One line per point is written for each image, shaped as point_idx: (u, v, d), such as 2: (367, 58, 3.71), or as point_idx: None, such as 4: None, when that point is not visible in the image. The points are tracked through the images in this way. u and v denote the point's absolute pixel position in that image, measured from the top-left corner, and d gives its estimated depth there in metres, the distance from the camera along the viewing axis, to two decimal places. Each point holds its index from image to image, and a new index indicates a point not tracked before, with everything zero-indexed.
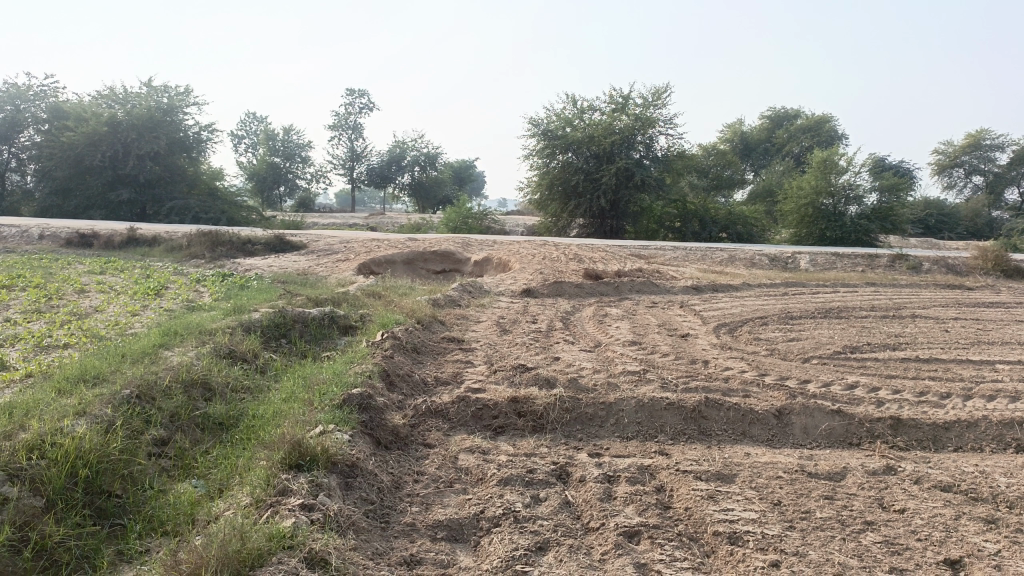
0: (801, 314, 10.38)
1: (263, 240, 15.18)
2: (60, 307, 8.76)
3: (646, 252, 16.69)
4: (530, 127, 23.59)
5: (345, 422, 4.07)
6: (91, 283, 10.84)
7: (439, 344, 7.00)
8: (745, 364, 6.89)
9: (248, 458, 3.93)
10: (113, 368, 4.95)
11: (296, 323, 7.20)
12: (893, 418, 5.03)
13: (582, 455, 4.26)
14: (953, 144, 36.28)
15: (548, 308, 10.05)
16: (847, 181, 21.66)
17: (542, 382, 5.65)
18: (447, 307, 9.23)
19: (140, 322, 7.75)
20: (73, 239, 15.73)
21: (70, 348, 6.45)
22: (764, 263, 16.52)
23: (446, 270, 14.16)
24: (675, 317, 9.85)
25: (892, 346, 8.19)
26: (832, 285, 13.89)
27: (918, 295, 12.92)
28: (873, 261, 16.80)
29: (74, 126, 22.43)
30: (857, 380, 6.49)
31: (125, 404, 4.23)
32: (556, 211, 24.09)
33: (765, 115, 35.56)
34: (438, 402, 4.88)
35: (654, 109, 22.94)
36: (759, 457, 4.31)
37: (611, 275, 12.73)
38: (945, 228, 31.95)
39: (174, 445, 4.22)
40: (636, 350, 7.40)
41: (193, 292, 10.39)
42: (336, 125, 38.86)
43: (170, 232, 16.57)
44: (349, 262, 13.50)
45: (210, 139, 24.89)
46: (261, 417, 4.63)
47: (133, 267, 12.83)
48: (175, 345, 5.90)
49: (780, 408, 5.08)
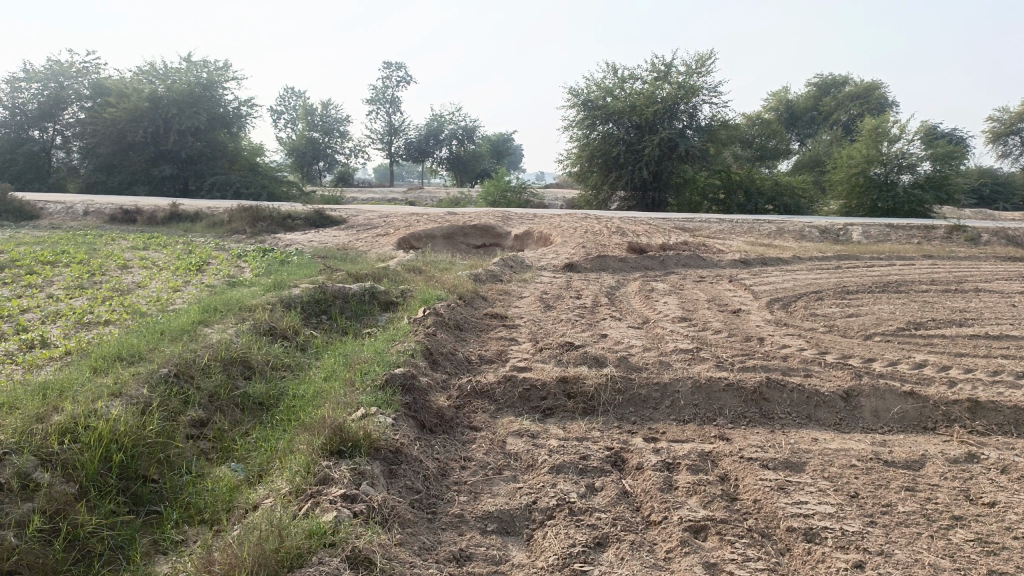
0: (858, 289, 9.94)
1: (303, 215, 15.09)
2: (102, 283, 8.74)
3: (691, 225, 16.28)
4: (571, 97, 23.13)
5: (387, 404, 3.87)
6: (134, 259, 10.83)
7: (482, 321, 6.79)
8: (803, 342, 6.57)
9: (289, 441, 3.77)
10: (151, 346, 4.82)
11: (336, 300, 7.07)
12: (970, 400, 4.68)
13: (638, 440, 4.02)
14: (1010, 111, 34.79)
15: (592, 283, 9.78)
16: (900, 149, 20.85)
17: (591, 361, 5.40)
18: (489, 282, 9.01)
19: (182, 297, 7.68)
20: (117, 215, 15.85)
21: (111, 325, 6.37)
22: (814, 235, 16.00)
23: (487, 244, 13.93)
24: (725, 292, 9.50)
25: (958, 322, 7.77)
26: (887, 258, 13.35)
27: (978, 268, 12.34)
28: (929, 233, 16.15)
29: (116, 102, 22.59)
30: (925, 358, 6.13)
31: (162, 383, 4.10)
32: (597, 183, 23.68)
33: (812, 83, 34.40)
34: (485, 382, 4.66)
35: (698, 77, 22.29)
36: (829, 444, 4.04)
37: (656, 249, 12.38)
38: (1000, 198, 30.78)
39: (214, 426, 4.07)
40: (687, 327, 7.10)
41: (233, 267, 10.32)
42: (374, 99, 38.69)
43: (212, 207, 16.59)
44: (389, 237, 13.35)
45: (250, 114, 24.89)
46: (302, 397, 4.46)
47: (175, 242, 12.84)
48: (214, 321, 5.77)
49: (848, 389, 4.77)
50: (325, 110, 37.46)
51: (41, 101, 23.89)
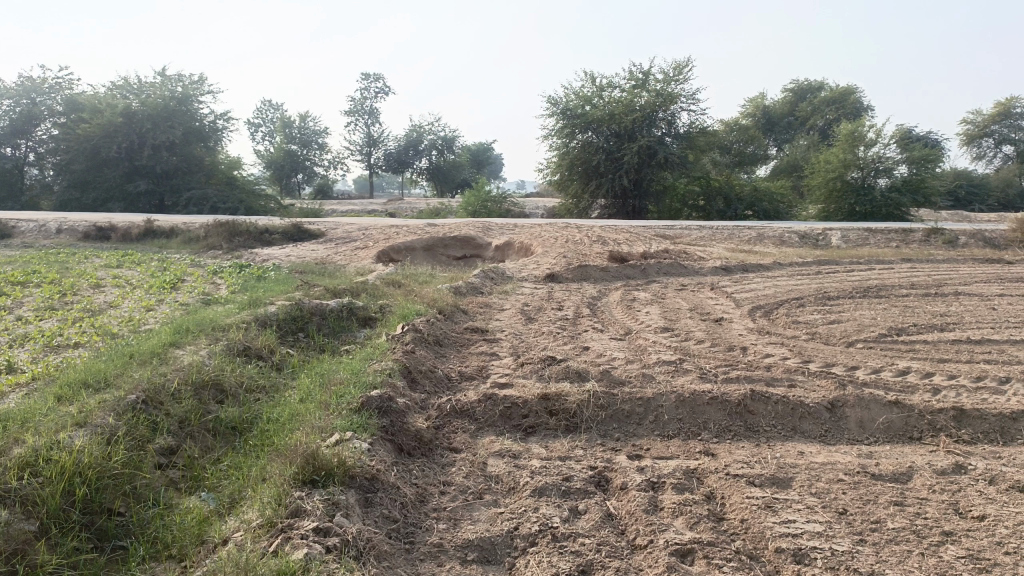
0: (839, 294, 9.94)
1: (281, 228, 14.93)
2: (74, 303, 8.55)
3: (672, 232, 16.29)
4: (549, 106, 23.13)
5: (363, 428, 3.76)
6: (107, 277, 10.63)
7: (462, 336, 6.69)
8: (787, 351, 6.52)
9: (262, 468, 3.65)
10: (119, 371, 4.68)
11: (313, 317, 6.95)
12: (955, 408, 4.64)
13: (622, 457, 3.93)
14: (983, 114, 35.24)
15: (573, 293, 9.71)
16: (876, 153, 21.01)
17: (573, 375, 5.31)
18: (470, 295, 8.92)
19: (155, 317, 7.51)
20: (91, 233, 15.60)
21: (81, 348, 6.20)
22: (794, 240, 16.05)
23: (467, 256, 13.83)
24: (706, 300, 9.46)
25: (939, 326, 7.76)
26: (867, 262, 13.40)
27: (957, 271, 12.40)
28: (907, 236, 16.24)
29: (90, 118, 22.31)
30: (908, 365, 6.10)
31: (130, 411, 3.96)
32: (578, 191, 23.68)
33: (788, 89, 34.68)
34: (464, 401, 4.56)
35: (676, 85, 22.38)
36: (815, 458, 3.98)
37: (637, 257, 12.34)
38: (975, 200, 31.13)
39: (184, 454, 3.94)
40: (670, 337, 7.04)
41: (209, 284, 10.15)
42: (353, 110, 38.56)
43: (188, 222, 16.38)
44: (368, 250, 13.23)
45: (227, 127, 24.68)
46: (277, 421, 4.34)
47: (151, 259, 12.64)
48: (187, 342, 5.62)
49: (833, 400, 4.72)
50: (303, 123, 37.25)
51: (13, 117, 23.53)
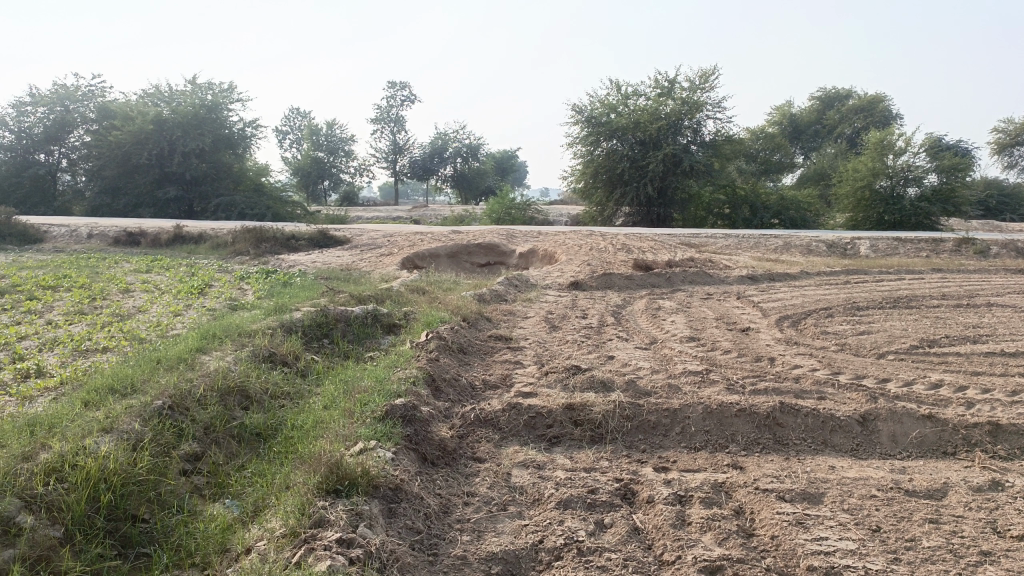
0: (868, 304, 9.79)
1: (307, 235, 15.02)
2: (103, 307, 8.66)
3: (697, 240, 16.16)
4: (574, 114, 23.11)
5: (387, 437, 3.73)
6: (136, 282, 10.75)
7: (486, 343, 6.66)
8: (816, 362, 6.41)
9: (286, 476, 3.64)
10: (146, 376, 4.70)
11: (338, 323, 6.96)
12: (991, 423, 4.51)
13: (648, 470, 3.88)
14: (1015, 122, 34.66)
15: (598, 302, 9.64)
16: (905, 162, 20.73)
17: (598, 385, 5.26)
18: (494, 302, 8.89)
19: (182, 322, 7.57)
20: (121, 238, 15.81)
21: (109, 353, 6.26)
22: (821, 249, 15.86)
23: (491, 263, 13.82)
24: (733, 310, 9.35)
25: (973, 338, 7.60)
26: (896, 272, 13.19)
27: (989, 282, 12.16)
28: (938, 245, 15.98)
29: (121, 125, 22.64)
30: (941, 378, 5.97)
31: (156, 416, 3.98)
32: (602, 199, 23.61)
33: (815, 96, 34.37)
34: (489, 410, 4.52)
35: (702, 92, 22.26)
36: (846, 473, 3.90)
37: (662, 265, 12.26)
38: (1007, 209, 30.61)
39: (208, 460, 3.94)
40: (696, 347, 6.95)
41: (236, 289, 10.23)
42: (378, 118, 38.81)
43: (216, 228, 16.54)
44: (393, 256, 13.26)
45: (255, 135, 24.95)
46: (301, 428, 4.33)
47: (178, 265, 12.78)
48: (213, 348, 5.64)
49: (864, 413, 4.62)
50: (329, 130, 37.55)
51: (46, 124, 23.94)
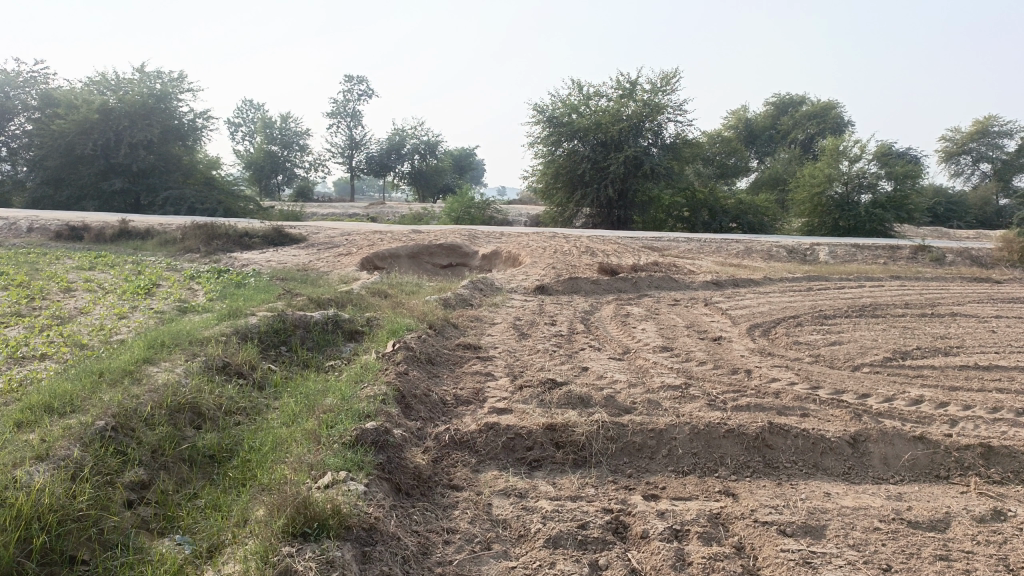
0: (835, 313, 9.70)
1: (261, 232, 14.50)
2: (42, 309, 8.12)
3: (659, 244, 16.06)
4: (535, 113, 22.87)
5: (358, 467, 3.42)
6: (78, 280, 10.18)
7: (454, 353, 6.34)
8: (794, 375, 6.24)
9: (245, 509, 3.30)
10: (88, 391, 4.30)
11: (296, 330, 6.58)
12: (983, 445, 4.35)
13: (636, 498, 3.63)
14: (962, 131, 35.51)
15: (565, 307, 9.40)
16: (860, 169, 20.96)
17: (576, 401, 5.00)
18: (459, 307, 8.57)
19: (128, 326, 7.09)
20: (63, 232, 15.06)
21: (47, 361, 5.78)
22: (782, 254, 15.88)
23: (453, 264, 13.50)
24: (702, 317, 9.17)
25: (944, 350, 7.54)
26: (857, 279, 13.21)
27: (949, 290, 12.24)
28: (895, 253, 16.11)
29: (65, 113, 21.69)
30: (921, 393, 5.83)
31: (97, 440, 3.61)
32: (563, 201, 23.40)
33: (770, 102, 34.69)
34: (465, 431, 4.22)
35: (663, 95, 22.21)
36: (844, 501, 3.71)
37: (627, 270, 12.08)
38: (954, 216, 31.36)
39: (156, 489, 3.58)
40: (670, 358, 6.73)
41: (186, 290, 9.73)
42: (335, 112, 38.06)
43: (165, 223, 15.89)
44: (352, 256, 12.85)
45: (206, 126, 24.16)
46: (259, 450, 3.99)
47: (124, 262, 12.18)
48: (161, 357, 5.22)
49: (854, 434, 4.44)
50: (285, 123, 36.69)
51: None
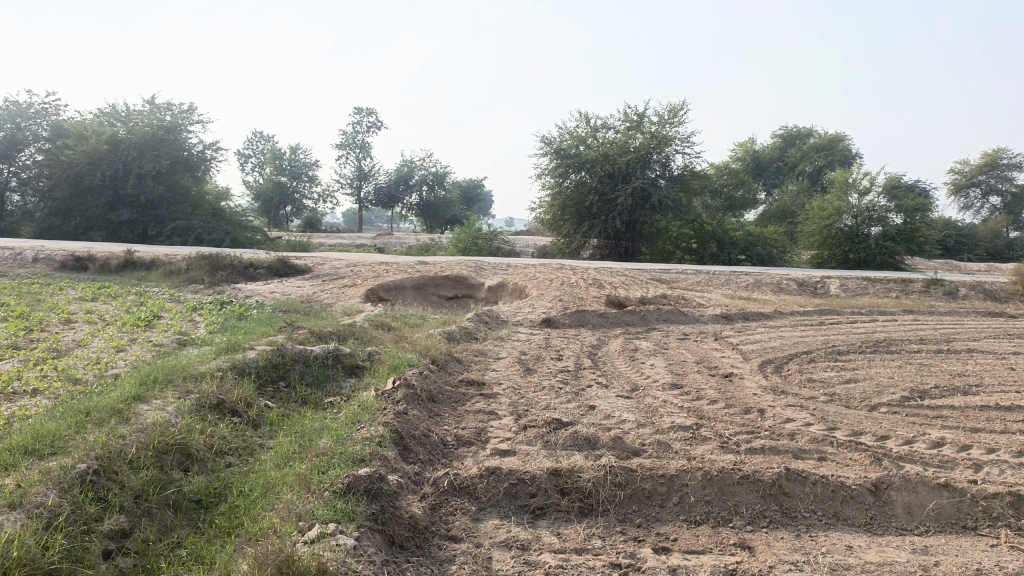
0: (848, 348, 9.47)
1: (266, 263, 14.40)
2: (39, 341, 7.97)
3: (668, 276, 15.87)
4: (543, 145, 22.87)
5: (350, 518, 3.23)
6: (79, 312, 10.06)
7: (457, 390, 6.14)
8: (809, 415, 6.01)
9: (229, 561, 3.09)
10: (73, 431, 4.13)
11: (296, 364, 6.40)
12: (1013, 494, 4.12)
13: (646, 552, 3.42)
14: (971, 164, 35.38)
15: (572, 341, 9.19)
16: (869, 202, 20.79)
17: (582, 443, 4.78)
18: (463, 341, 8.39)
19: (125, 360, 6.91)
20: (68, 262, 15.00)
21: (39, 396, 5.60)
22: (792, 287, 15.67)
23: (459, 296, 13.34)
24: (712, 352, 8.94)
25: (963, 388, 7.29)
26: (869, 313, 12.99)
27: (963, 325, 12.00)
28: (907, 286, 15.88)
29: (75, 144, 21.79)
30: (942, 435, 5.59)
31: (77, 485, 3.42)
32: (570, 232, 23.30)
33: (778, 134, 34.70)
34: (465, 475, 4.02)
35: (671, 127, 22.20)
36: (866, 556, 3.50)
37: (635, 302, 11.90)
38: (965, 249, 31.10)
39: (137, 537, 3.38)
40: (680, 396, 6.51)
41: (187, 322, 9.60)
42: (344, 144, 38.24)
43: (170, 254, 15.82)
44: (356, 287, 12.72)
45: (215, 157, 24.25)
46: (249, 496, 3.78)
47: (127, 293, 12.06)
48: (153, 395, 5.03)
49: (875, 480, 4.20)
50: (294, 155, 36.87)
51: None
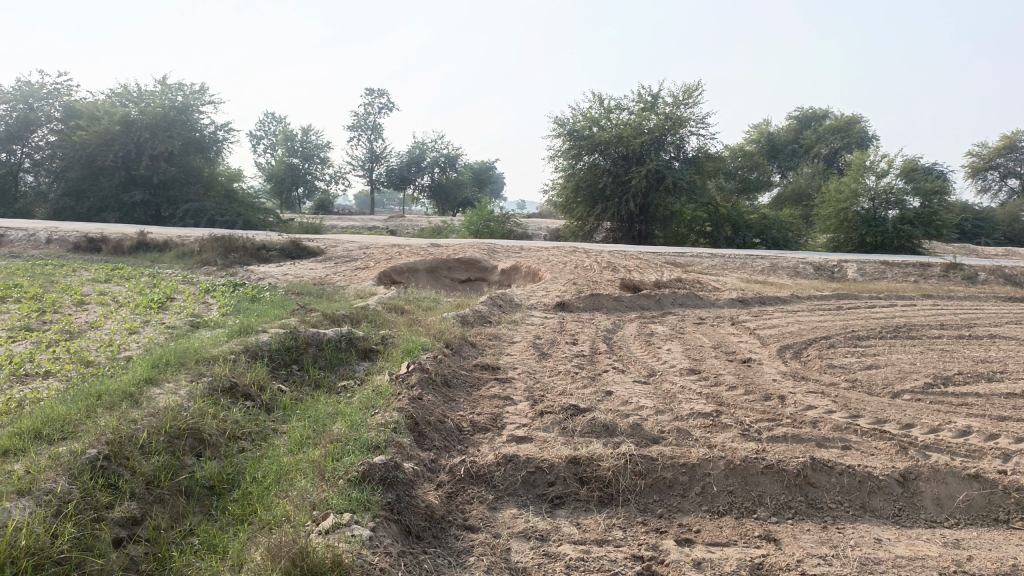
0: (868, 334, 9.30)
1: (278, 245, 14.33)
2: (52, 322, 7.92)
3: (682, 259, 15.71)
4: (557, 126, 22.65)
5: (364, 507, 3.16)
6: (92, 293, 10.02)
7: (471, 375, 6.05)
8: (831, 402, 5.89)
9: (242, 550, 3.02)
10: (84, 416, 4.06)
11: (308, 347, 6.32)
12: None
13: (669, 543, 3.33)
14: (989, 146, 34.85)
15: (587, 325, 9.07)
16: (887, 184, 20.48)
17: (600, 430, 4.68)
18: (477, 325, 8.29)
19: (137, 342, 6.85)
20: (81, 243, 14.98)
21: (51, 379, 5.55)
22: (808, 271, 15.47)
23: (472, 279, 13.25)
24: (729, 337, 8.81)
25: (987, 375, 7.14)
26: (887, 297, 12.80)
27: (984, 310, 11.79)
28: (925, 270, 15.64)
29: (87, 125, 21.75)
30: (968, 424, 5.46)
31: (87, 472, 3.36)
32: (583, 214, 23.13)
33: (793, 116, 34.26)
34: (481, 463, 3.93)
35: (685, 108, 21.90)
36: (896, 548, 3.40)
37: (650, 286, 11.76)
38: (982, 233, 30.71)
39: (149, 524, 3.31)
40: (699, 382, 6.39)
41: (199, 304, 9.54)
42: (356, 125, 38.08)
43: (182, 235, 15.78)
44: (368, 270, 12.64)
45: (226, 138, 24.16)
46: (262, 482, 3.71)
47: (140, 274, 12.03)
48: (165, 378, 4.97)
49: (904, 471, 4.08)
50: (305, 136, 36.73)
51: (9, 122, 22.81)
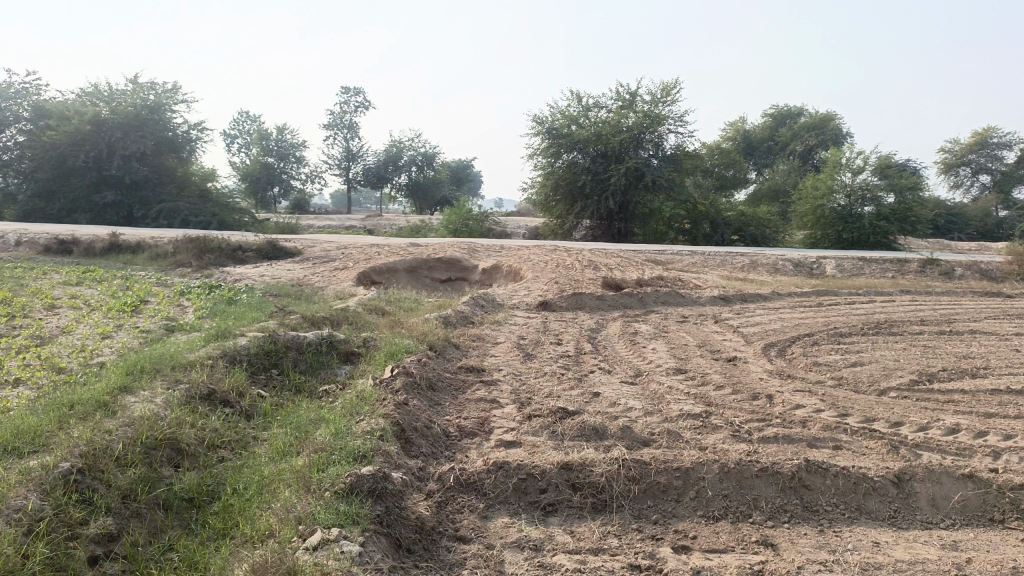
0: (850, 331, 9.31)
1: (255, 246, 14.10)
2: (22, 328, 7.70)
3: (663, 257, 15.68)
4: (535, 124, 22.56)
5: (353, 521, 3.05)
6: (63, 297, 9.76)
7: (456, 377, 5.93)
8: (819, 401, 5.85)
9: (224, 566, 2.89)
10: (55, 427, 3.89)
11: (288, 351, 6.17)
12: None
13: (666, 551, 3.25)
14: (961, 143, 35.28)
15: (570, 325, 8.99)
16: (863, 181, 20.61)
17: (590, 433, 4.60)
18: (459, 326, 8.18)
19: (110, 347, 6.66)
20: (51, 245, 14.65)
21: (20, 387, 5.36)
22: (788, 268, 15.52)
23: (453, 278, 13.12)
24: (713, 335, 8.78)
25: (970, 371, 7.15)
26: (866, 294, 12.84)
27: (962, 305, 11.86)
28: (903, 266, 15.74)
29: (57, 124, 21.31)
30: (957, 421, 5.44)
31: (59, 487, 3.20)
32: (562, 213, 23.08)
33: (768, 114, 34.42)
34: (471, 471, 3.83)
35: (663, 106, 21.91)
36: (895, 552, 3.34)
37: (632, 284, 11.71)
38: (955, 229, 31.08)
39: (126, 541, 3.17)
40: (686, 381, 6.33)
41: (174, 307, 9.32)
42: (332, 124, 37.71)
43: (156, 236, 15.50)
44: (347, 270, 12.48)
45: (201, 137, 23.79)
46: (243, 494, 3.58)
47: (113, 277, 11.77)
48: (140, 386, 4.80)
49: (898, 472, 4.03)
50: (281, 135, 36.32)
51: None
